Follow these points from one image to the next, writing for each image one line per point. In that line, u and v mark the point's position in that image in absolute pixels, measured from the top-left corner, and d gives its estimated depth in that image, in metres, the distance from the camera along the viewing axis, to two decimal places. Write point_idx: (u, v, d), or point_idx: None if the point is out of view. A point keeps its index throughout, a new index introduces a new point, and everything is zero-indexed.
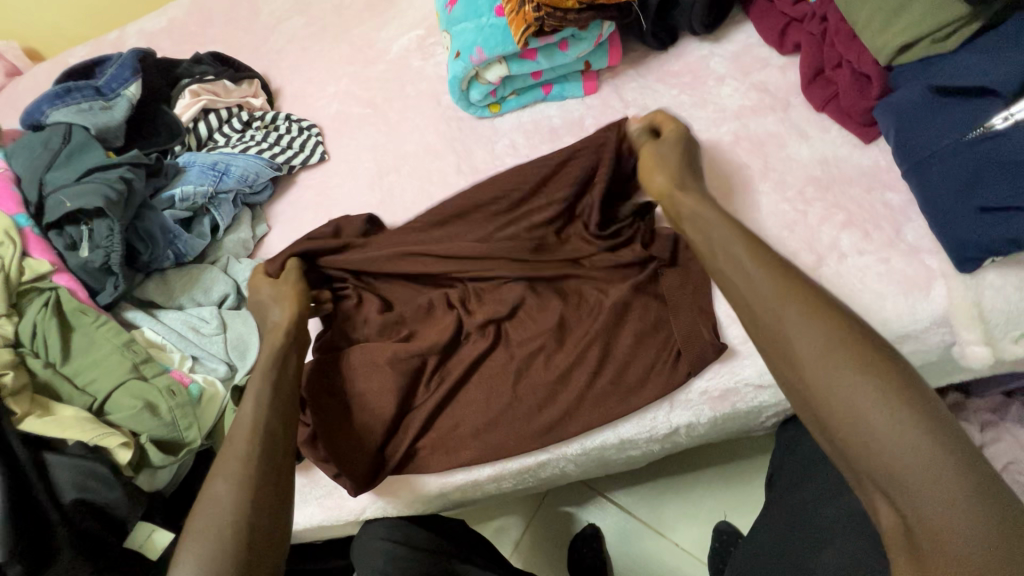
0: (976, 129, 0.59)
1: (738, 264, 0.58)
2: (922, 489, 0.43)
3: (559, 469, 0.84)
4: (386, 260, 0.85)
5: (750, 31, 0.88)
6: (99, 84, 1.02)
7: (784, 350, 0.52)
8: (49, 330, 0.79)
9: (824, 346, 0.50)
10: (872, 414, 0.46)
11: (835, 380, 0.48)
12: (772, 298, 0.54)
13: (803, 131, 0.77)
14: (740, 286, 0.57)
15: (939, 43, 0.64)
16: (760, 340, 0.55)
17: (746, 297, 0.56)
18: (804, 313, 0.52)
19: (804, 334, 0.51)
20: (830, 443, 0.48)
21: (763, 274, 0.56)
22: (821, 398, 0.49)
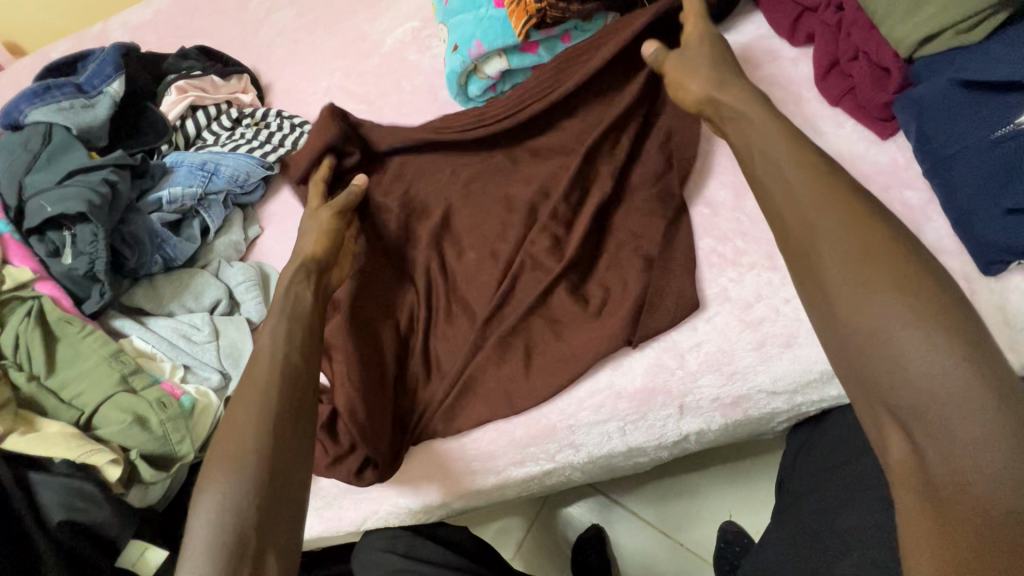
0: (1006, 126, 0.56)
1: (769, 191, 0.54)
2: (928, 397, 0.39)
3: (565, 476, 0.82)
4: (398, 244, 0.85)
5: (760, 21, 0.84)
6: (79, 81, 0.97)
7: (813, 265, 0.48)
8: (33, 342, 0.76)
9: (856, 264, 0.46)
10: (892, 321, 0.42)
11: (866, 295, 0.44)
12: (805, 218, 0.50)
13: (817, 126, 0.74)
14: (775, 210, 0.53)
15: (964, 34, 0.61)
16: (789, 254, 0.51)
17: (778, 218, 0.53)
18: (843, 226, 0.48)
19: (839, 245, 0.47)
20: (850, 366, 0.44)
21: (802, 180, 0.52)
22: (842, 311, 0.45)
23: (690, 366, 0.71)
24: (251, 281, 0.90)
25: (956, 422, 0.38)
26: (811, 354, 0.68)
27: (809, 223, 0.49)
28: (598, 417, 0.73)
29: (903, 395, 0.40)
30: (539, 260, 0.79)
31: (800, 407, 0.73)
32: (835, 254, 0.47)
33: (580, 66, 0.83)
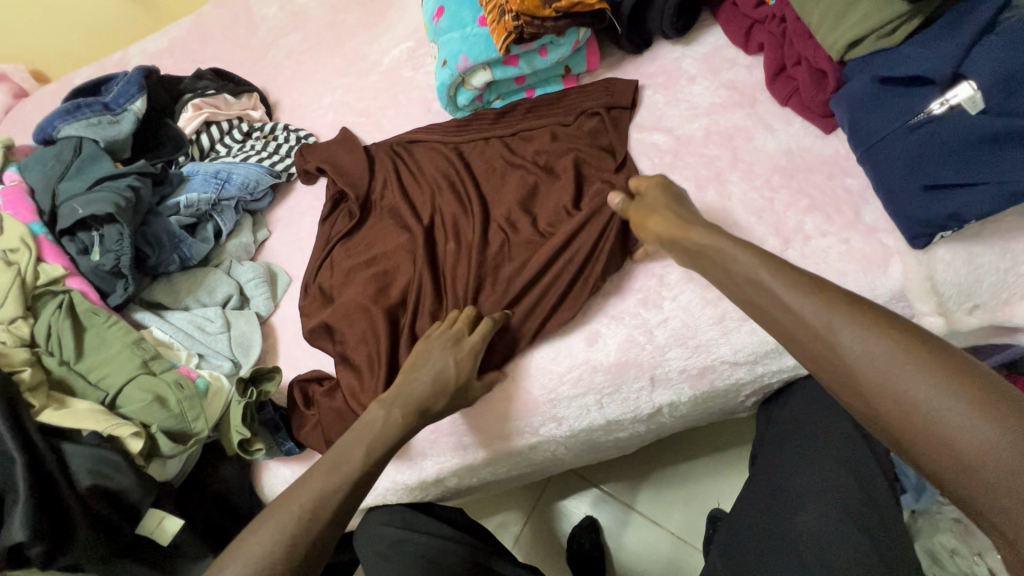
0: (918, 114, 0.64)
1: (772, 291, 0.60)
2: (993, 479, 0.44)
3: (550, 452, 0.89)
4: (398, 235, 0.93)
5: (719, 33, 0.94)
6: (107, 100, 1.07)
7: (841, 366, 0.54)
8: (64, 330, 0.84)
9: (880, 355, 0.52)
10: (940, 411, 0.47)
11: (907, 388, 0.49)
12: (818, 316, 0.56)
13: (769, 124, 0.82)
14: (778, 308, 0.60)
15: (884, 38, 0.68)
16: (810, 357, 0.57)
17: (788, 316, 0.58)
18: (857, 327, 0.54)
19: (860, 346, 0.53)
20: (916, 461, 0.49)
21: (788, 280, 0.60)
22: (891, 410, 0.50)
23: (659, 341, 0.77)
24: (260, 277, 0.98)
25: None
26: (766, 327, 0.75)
27: (825, 323, 0.55)
28: (577, 391, 0.79)
29: (969, 471, 0.45)
30: (522, 247, 0.86)
31: (762, 379, 0.80)
32: (856, 353, 0.53)
33: (573, 94, 0.96)
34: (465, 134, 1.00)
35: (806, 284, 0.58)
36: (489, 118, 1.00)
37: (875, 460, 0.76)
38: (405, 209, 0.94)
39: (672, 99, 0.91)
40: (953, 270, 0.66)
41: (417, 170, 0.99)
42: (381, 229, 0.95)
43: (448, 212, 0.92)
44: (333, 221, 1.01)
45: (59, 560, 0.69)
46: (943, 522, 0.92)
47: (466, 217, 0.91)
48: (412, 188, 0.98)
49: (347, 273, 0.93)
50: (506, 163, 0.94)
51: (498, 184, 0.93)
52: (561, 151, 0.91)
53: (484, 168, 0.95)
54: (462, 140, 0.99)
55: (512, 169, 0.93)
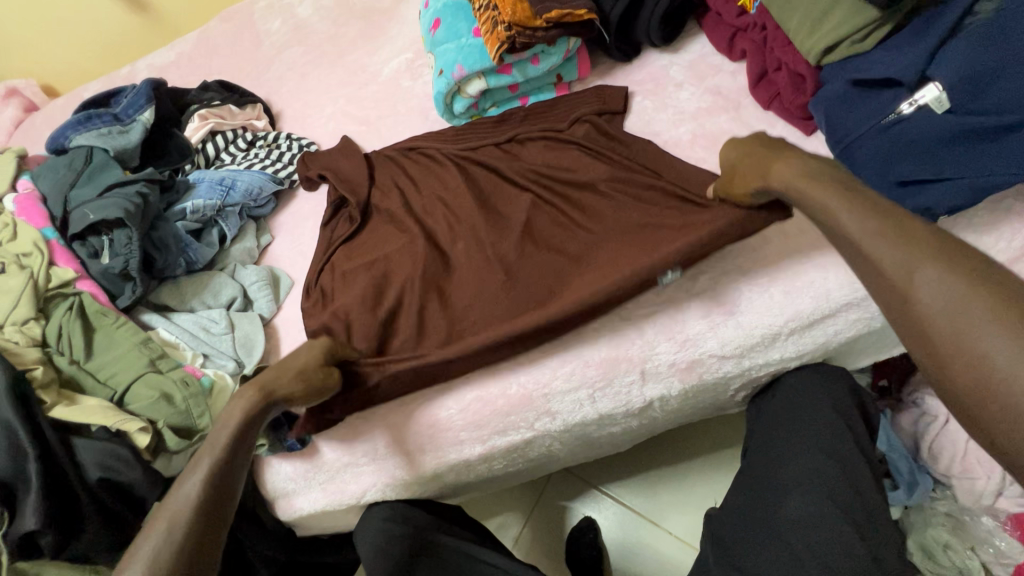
0: (889, 115, 0.68)
1: (850, 235, 0.56)
2: None
3: (545, 448, 0.91)
4: (399, 240, 0.96)
5: (704, 41, 0.97)
6: (117, 111, 1.12)
7: (916, 316, 0.51)
8: (74, 330, 0.87)
9: (963, 311, 0.48)
10: (1020, 378, 0.45)
11: (987, 348, 0.46)
12: (899, 262, 0.52)
13: (752, 127, 0.86)
14: (855, 250, 0.56)
15: (858, 44, 0.72)
16: (885, 303, 0.54)
17: (866, 260, 0.55)
18: (943, 278, 0.50)
19: (942, 298, 0.49)
20: (977, 421, 0.47)
21: (866, 220, 0.56)
22: (964, 368, 0.47)
23: (648, 336, 0.80)
24: (263, 280, 1.02)
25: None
26: (752, 320, 0.78)
27: (906, 271, 0.52)
28: (569, 385, 0.82)
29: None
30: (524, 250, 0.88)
31: (751, 372, 0.83)
32: (934, 305, 0.50)
33: (564, 102, 1.00)
34: (462, 144, 1.02)
35: (891, 228, 0.54)
36: (487, 124, 1.03)
37: (858, 450, 0.78)
38: (406, 214, 0.97)
39: (660, 104, 0.94)
40: None
41: (418, 179, 1.01)
42: (382, 235, 0.98)
43: (449, 217, 0.95)
44: (334, 228, 1.03)
45: (69, 549, 0.72)
46: (936, 517, 0.93)
47: (464, 218, 0.94)
48: (413, 196, 1.00)
49: (350, 275, 0.94)
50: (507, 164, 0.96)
51: (502, 188, 0.96)
52: (558, 154, 0.94)
53: (485, 173, 0.98)
54: (459, 149, 1.01)
55: (515, 170, 0.95)
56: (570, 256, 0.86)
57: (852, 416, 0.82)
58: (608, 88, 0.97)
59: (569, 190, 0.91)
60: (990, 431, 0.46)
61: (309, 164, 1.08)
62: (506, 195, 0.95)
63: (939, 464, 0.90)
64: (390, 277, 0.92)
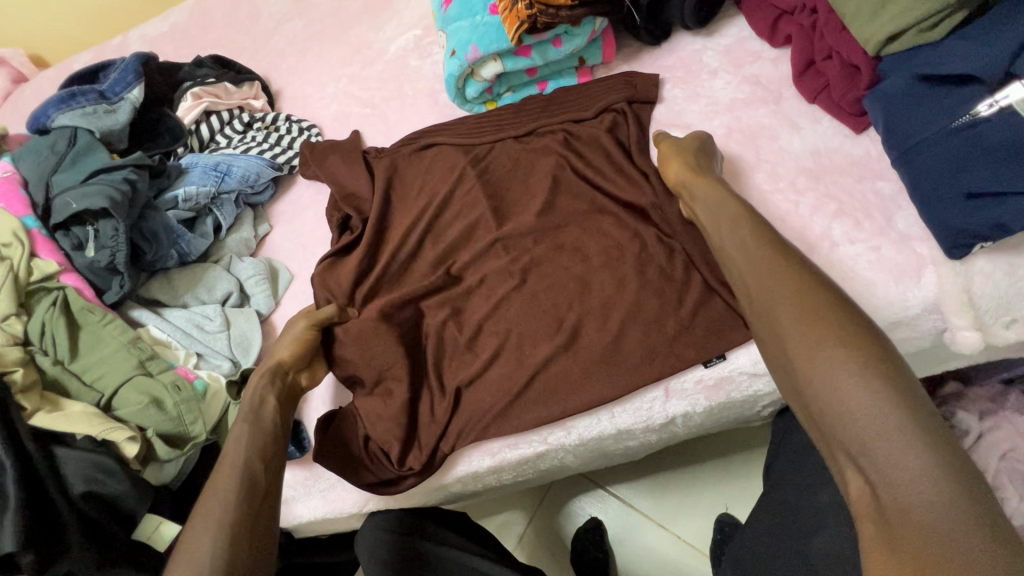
0: (963, 116, 0.60)
1: (738, 252, 0.62)
2: (860, 435, 0.46)
3: (557, 460, 0.85)
4: (409, 242, 0.89)
5: (742, 23, 0.89)
6: (102, 88, 1.03)
7: (768, 319, 0.56)
8: (57, 328, 0.81)
9: (804, 316, 0.53)
10: (838, 375, 0.49)
11: (814, 348, 0.51)
12: (764, 277, 0.58)
13: (795, 122, 0.78)
14: (744, 279, 0.60)
15: (925, 33, 0.64)
16: (750, 311, 0.59)
17: (739, 271, 0.61)
18: (795, 290, 0.55)
19: (786, 303, 0.55)
20: (808, 412, 0.51)
21: (748, 234, 0.62)
22: (801, 365, 0.51)
23: (677, 351, 0.74)
24: (260, 275, 0.95)
25: (887, 441, 0.45)
26: None
27: (768, 282, 0.57)
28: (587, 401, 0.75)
29: (844, 421, 0.47)
30: (546, 261, 0.81)
31: (781, 390, 0.77)
32: (781, 308, 0.55)
33: (596, 94, 0.91)
34: (478, 137, 0.93)
35: (770, 245, 0.60)
36: (509, 115, 0.94)
37: None
38: (418, 216, 0.90)
39: (692, 93, 0.86)
40: (993, 283, 0.62)
41: (431, 174, 0.93)
42: (391, 236, 0.91)
43: (464, 218, 0.88)
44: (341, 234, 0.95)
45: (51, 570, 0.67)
46: None
47: (479, 222, 0.87)
48: (426, 193, 0.92)
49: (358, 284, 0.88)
50: (529, 164, 0.89)
51: (522, 189, 0.88)
52: (588, 154, 0.86)
53: (503, 170, 0.90)
54: (478, 144, 0.93)
55: (538, 172, 0.88)
56: (595, 269, 0.79)
57: None
58: (644, 80, 0.88)
59: (594, 192, 0.84)
60: (819, 420, 0.50)
61: (317, 160, 1.00)
62: (527, 194, 0.87)
63: None
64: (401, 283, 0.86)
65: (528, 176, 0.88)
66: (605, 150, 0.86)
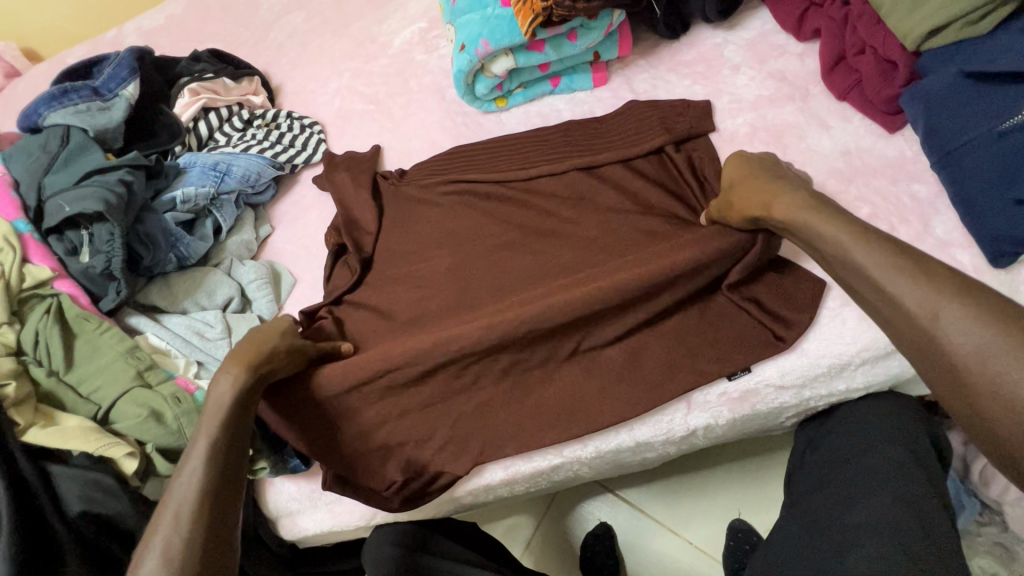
0: (1014, 117, 0.56)
1: (863, 266, 0.51)
2: None
3: (572, 472, 0.82)
4: (433, 279, 0.83)
5: (766, 16, 0.85)
6: (96, 84, 0.99)
7: (939, 355, 0.45)
8: (52, 337, 0.78)
9: (995, 351, 0.42)
10: None
11: (1022, 396, 0.41)
12: (921, 299, 0.47)
13: (824, 120, 0.74)
14: (888, 296, 0.49)
15: (972, 25, 0.60)
16: (902, 340, 0.48)
17: (877, 290, 0.50)
18: (972, 315, 0.44)
19: (965, 335, 0.44)
20: (1021, 471, 0.42)
21: (871, 246, 0.51)
22: (1004, 415, 0.41)
23: (697, 360, 0.71)
24: (262, 279, 0.92)
25: None
26: (818, 349, 0.69)
27: (931, 307, 0.46)
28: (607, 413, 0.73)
29: None
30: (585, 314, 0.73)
31: (808, 402, 0.74)
32: (956, 344, 0.44)
33: (640, 122, 0.83)
34: (509, 168, 0.85)
35: (909, 258, 0.49)
36: (540, 144, 0.87)
37: (940, 502, 0.68)
38: (443, 252, 0.84)
39: (713, 90, 0.82)
40: None
41: (452, 182, 0.87)
42: (409, 252, 0.86)
43: (487, 238, 0.83)
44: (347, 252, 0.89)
45: None
46: (983, 545, 0.92)
47: (508, 263, 0.81)
48: (446, 204, 0.87)
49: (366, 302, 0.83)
50: (560, 197, 0.82)
51: (554, 226, 0.81)
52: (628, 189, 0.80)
53: (528, 186, 0.84)
54: (508, 177, 0.84)
55: (572, 207, 0.81)
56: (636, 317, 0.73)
57: (926, 455, 0.72)
58: (694, 109, 0.80)
59: (613, 195, 0.80)
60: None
61: (330, 164, 0.96)
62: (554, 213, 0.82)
63: (990, 488, 0.87)
64: (421, 317, 0.80)
65: (556, 195, 0.83)
66: (647, 189, 0.79)
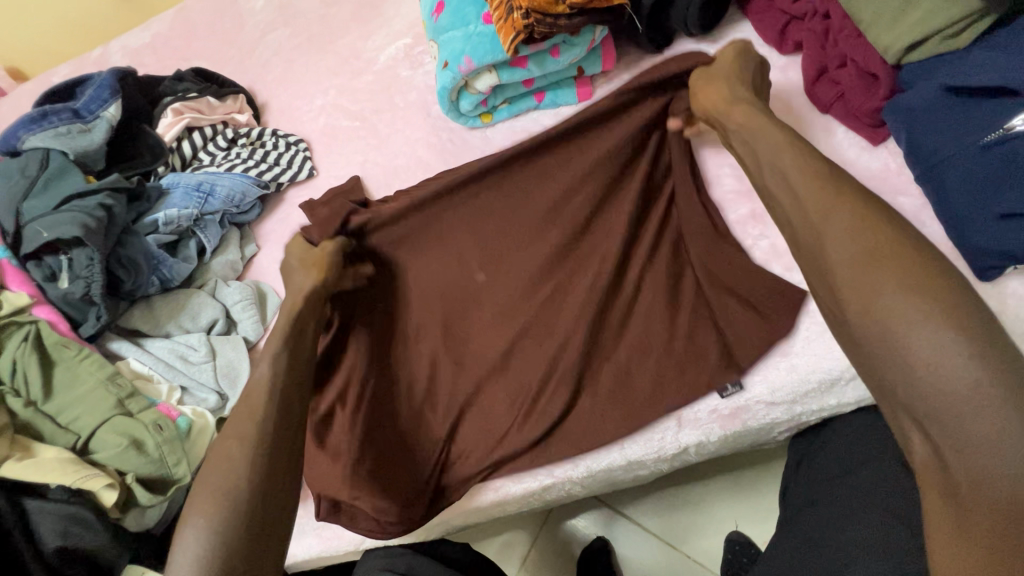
0: (994, 131, 0.56)
1: (786, 181, 0.54)
2: (921, 385, 0.42)
3: (564, 492, 0.81)
4: (414, 294, 0.83)
5: (748, 30, 0.85)
6: (76, 106, 0.97)
7: (818, 259, 0.50)
8: (29, 366, 0.76)
9: (866, 257, 0.47)
10: (903, 323, 0.43)
11: (874, 292, 0.45)
12: (817, 208, 0.51)
13: (808, 134, 0.74)
14: (790, 204, 0.54)
15: (949, 41, 0.61)
16: (800, 249, 0.53)
17: (784, 207, 0.55)
18: (853, 226, 0.48)
19: (840, 241, 0.48)
20: (865, 361, 0.46)
21: (789, 159, 0.55)
22: (857, 310, 0.46)
23: (687, 376, 0.71)
24: (247, 299, 0.91)
25: (955, 397, 0.40)
26: (807, 364, 0.68)
27: (819, 220, 0.50)
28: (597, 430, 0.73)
29: (908, 369, 0.43)
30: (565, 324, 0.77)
31: (800, 418, 0.73)
32: (835, 250, 0.49)
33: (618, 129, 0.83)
34: (485, 185, 0.86)
35: (818, 175, 0.53)
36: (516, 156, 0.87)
37: None
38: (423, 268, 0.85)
39: None
40: None
41: None
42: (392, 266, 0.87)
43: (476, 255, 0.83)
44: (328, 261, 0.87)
45: None
46: None
47: (489, 278, 0.82)
48: (425, 224, 0.88)
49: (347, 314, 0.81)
50: (541, 210, 0.83)
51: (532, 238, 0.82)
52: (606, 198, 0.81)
53: None
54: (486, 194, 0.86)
55: (549, 221, 0.82)
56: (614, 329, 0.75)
57: None
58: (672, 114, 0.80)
59: (599, 211, 0.80)
60: (876, 369, 0.46)
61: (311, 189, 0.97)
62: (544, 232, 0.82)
63: None
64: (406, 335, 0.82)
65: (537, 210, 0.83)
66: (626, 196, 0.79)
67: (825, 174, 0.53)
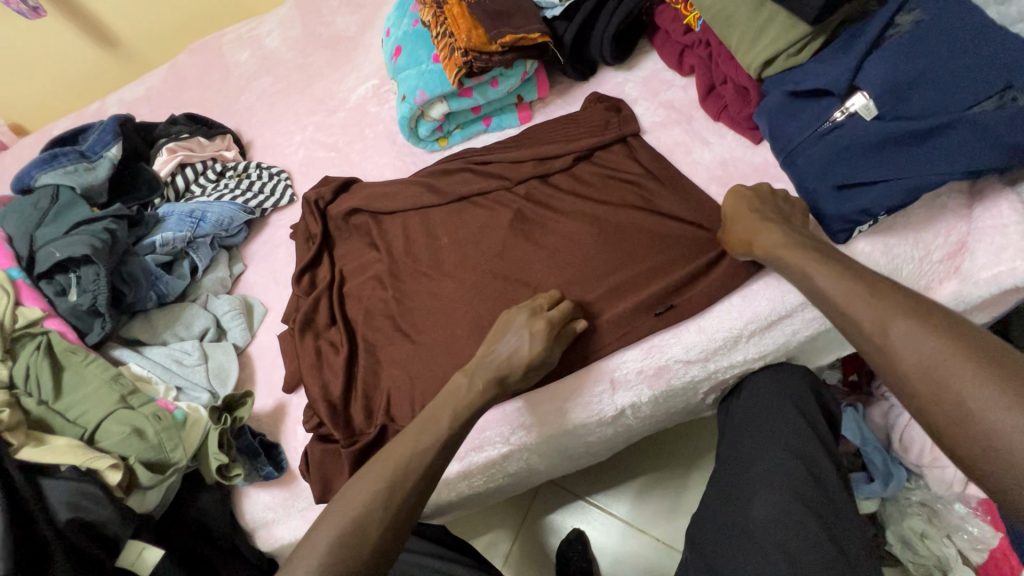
0: (825, 122, 0.72)
1: (829, 290, 0.61)
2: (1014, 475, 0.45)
3: (523, 461, 0.91)
4: (385, 289, 0.96)
5: (656, 58, 1.02)
6: (83, 148, 1.12)
7: (892, 362, 0.54)
8: (42, 369, 0.86)
9: (938, 358, 0.51)
10: (992, 417, 0.47)
11: (962, 389, 0.49)
12: (874, 316, 0.56)
13: (704, 138, 0.90)
14: (841, 307, 0.60)
15: (794, 56, 0.76)
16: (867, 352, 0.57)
17: (842, 311, 0.60)
18: (916, 329, 0.53)
19: (911, 344, 0.53)
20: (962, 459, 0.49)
21: (830, 269, 0.63)
22: (939, 408, 0.50)
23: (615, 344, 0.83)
24: (236, 309, 1.03)
25: None
26: (713, 324, 0.80)
27: (882, 323, 0.55)
28: (542, 398, 0.84)
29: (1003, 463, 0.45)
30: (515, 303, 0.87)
31: (717, 375, 0.85)
32: (905, 351, 0.53)
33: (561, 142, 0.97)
34: (444, 192, 1.01)
35: (863, 286, 0.59)
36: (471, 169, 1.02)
37: (822, 448, 0.80)
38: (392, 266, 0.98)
39: None
40: (873, 261, 0.72)
41: (397, 213, 1.03)
42: (365, 267, 1.01)
43: (437, 255, 0.96)
44: (315, 270, 1.04)
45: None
46: (910, 506, 1.03)
47: (445, 271, 0.94)
48: (393, 231, 1.02)
49: (329, 311, 0.98)
50: (489, 212, 0.96)
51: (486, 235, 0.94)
52: (543, 196, 0.95)
53: (462, 205, 0.99)
54: (443, 201, 1.00)
55: (498, 221, 0.95)
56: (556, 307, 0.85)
57: (811, 410, 0.84)
58: (606, 129, 0.95)
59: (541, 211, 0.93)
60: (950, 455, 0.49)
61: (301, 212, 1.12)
62: (490, 229, 0.94)
63: (910, 453, 0.99)
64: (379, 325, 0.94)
65: (487, 210, 0.97)
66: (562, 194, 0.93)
67: (871, 291, 0.58)
